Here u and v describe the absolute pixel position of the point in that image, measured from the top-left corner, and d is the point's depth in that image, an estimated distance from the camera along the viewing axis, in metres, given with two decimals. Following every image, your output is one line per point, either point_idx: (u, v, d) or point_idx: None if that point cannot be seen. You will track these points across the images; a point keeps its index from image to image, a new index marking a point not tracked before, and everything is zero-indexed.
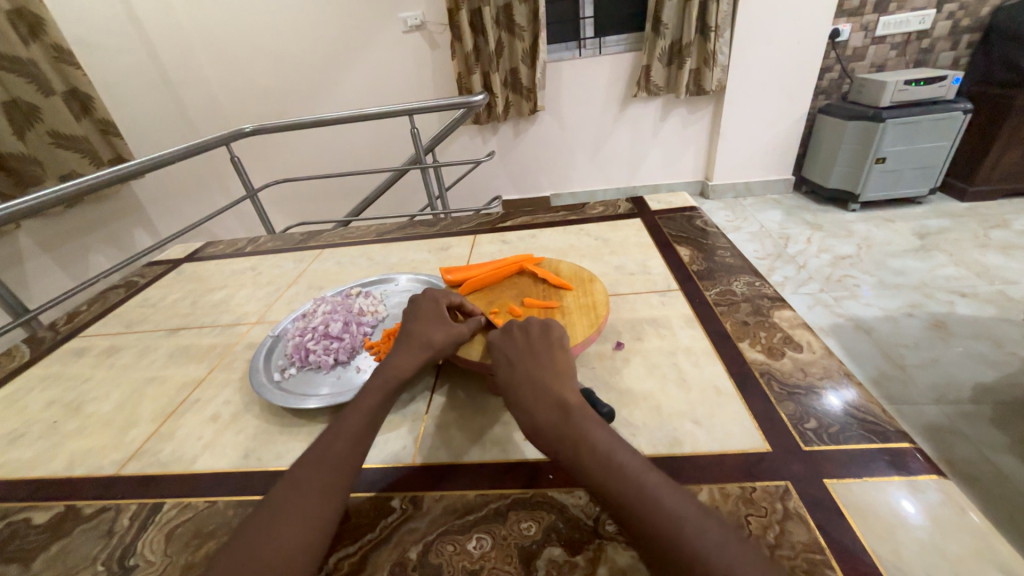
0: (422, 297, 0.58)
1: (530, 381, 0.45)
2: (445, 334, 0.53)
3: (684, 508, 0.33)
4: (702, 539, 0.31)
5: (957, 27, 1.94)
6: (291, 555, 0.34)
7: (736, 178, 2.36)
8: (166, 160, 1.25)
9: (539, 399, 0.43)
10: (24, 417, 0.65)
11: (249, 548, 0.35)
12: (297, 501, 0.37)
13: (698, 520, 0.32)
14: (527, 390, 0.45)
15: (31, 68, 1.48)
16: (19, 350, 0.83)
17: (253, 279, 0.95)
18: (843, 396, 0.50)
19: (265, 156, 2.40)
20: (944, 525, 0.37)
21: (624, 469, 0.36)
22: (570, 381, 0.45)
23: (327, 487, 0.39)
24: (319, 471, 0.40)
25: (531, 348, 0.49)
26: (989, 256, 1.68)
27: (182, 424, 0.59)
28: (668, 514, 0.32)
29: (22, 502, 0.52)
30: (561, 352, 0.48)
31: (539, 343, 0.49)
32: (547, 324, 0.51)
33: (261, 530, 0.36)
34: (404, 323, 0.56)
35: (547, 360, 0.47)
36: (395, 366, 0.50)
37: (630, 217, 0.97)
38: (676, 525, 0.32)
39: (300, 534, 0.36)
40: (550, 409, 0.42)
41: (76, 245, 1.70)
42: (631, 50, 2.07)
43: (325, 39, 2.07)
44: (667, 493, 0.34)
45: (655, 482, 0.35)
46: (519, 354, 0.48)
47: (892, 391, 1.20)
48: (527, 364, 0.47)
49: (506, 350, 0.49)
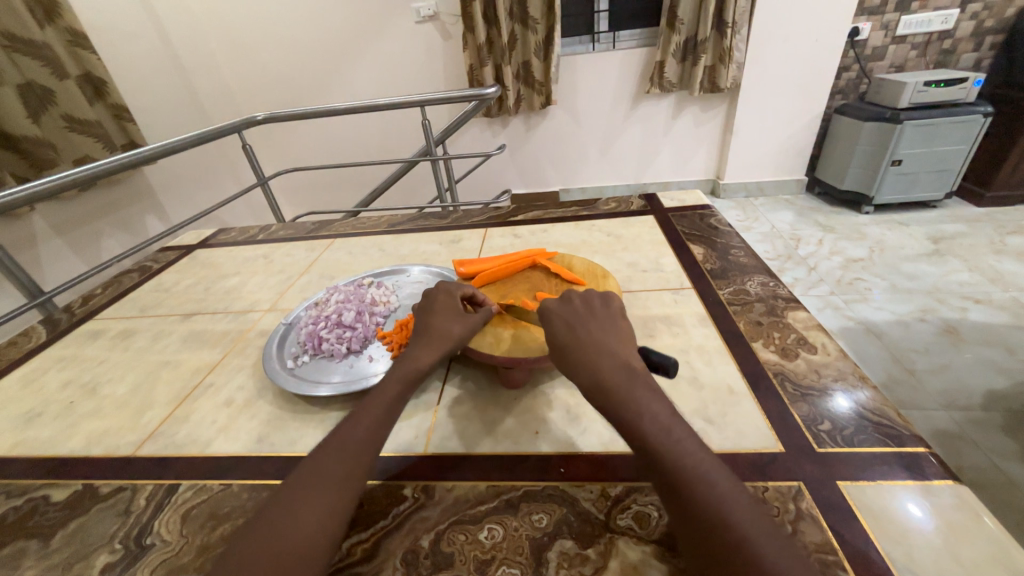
0: (436, 290, 0.58)
1: (593, 344, 0.45)
2: (463, 326, 0.54)
3: (736, 495, 0.33)
4: (746, 523, 0.31)
5: (980, 28, 1.90)
6: (311, 537, 0.35)
7: (747, 177, 2.34)
8: (179, 146, 1.25)
9: (604, 361, 0.43)
10: (41, 397, 0.67)
11: (270, 529, 0.35)
12: (317, 486, 0.38)
13: (746, 505, 0.32)
14: (589, 350, 0.44)
15: (46, 51, 1.48)
16: (35, 331, 0.84)
17: (265, 266, 0.96)
18: (858, 399, 0.50)
19: (275, 145, 2.40)
20: (958, 530, 0.37)
21: (682, 444, 0.36)
22: (634, 351, 0.45)
23: (347, 472, 0.39)
24: (340, 456, 0.40)
25: (595, 316, 0.49)
26: (1004, 263, 1.66)
27: (197, 408, 0.59)
28: (722, 494, 0.33)
29: (40, 480, 0.53)
30: (623, 326, 0.48)
31: (603, 314, 0.49)
32: (609, 299, 0.52)
33: (282, 512, 0.36)
34: (419, 318, 0.56)
35: (611, 329, 0.47)
36: (415, 359, 0.50)
37: (642, 213, 0.97)
38: (723, 507, 0.32)
39: (321, 517, 0.36)
40: (617, 372, 0.42)
41: (89, 229, 1.72)
42: (645, 45, 2.05)
43: (338, 28, 2.06)
44: (718, 474, 0.34)
45: (708, 463, 0.35)
46: (581, 319, 0.49)
47: (900, 396, 1.19)
48: (590, 329, 0.47)
49: (571, 313, 0.49)
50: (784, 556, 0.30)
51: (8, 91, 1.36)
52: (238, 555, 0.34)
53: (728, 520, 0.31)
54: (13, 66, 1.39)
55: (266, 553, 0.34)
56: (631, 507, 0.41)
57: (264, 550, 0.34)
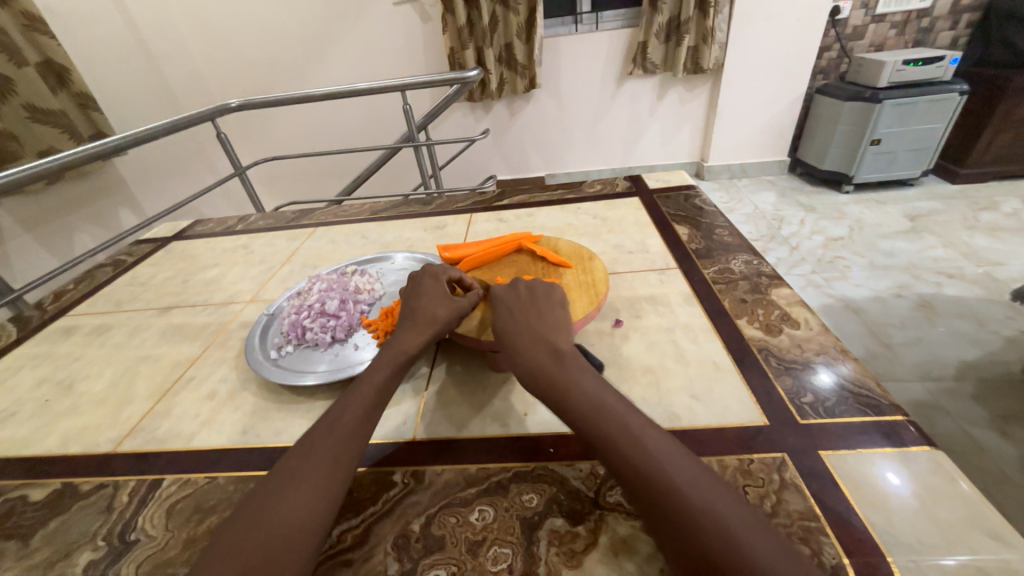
0: (421, 273, 0.57)
1: (527, 332, 0.47)
2: (449, 310, 0.53)
3: (681, 464, 0.34)
4: (691, 488, 0.32)
5: (957, 5, 1.92)
6: (299, 525, 0.34)
7: (731, 159, 2.35)
8: (149, 134, 1.20)
9: (540, 352, 0.44)
10: (15, 396, 0.64)
11: (255, 519, 0.35)
12: (304, 474, 0.37)
13: (693, 473, 0.33)
14: (523, 338, 0.46)
15: (1, 36, 1.40)
16: (6, 329, 0.81)
17: (245, 257, 0.93)
18: (839, 372, 0.51)
19: (253, 133, 2.34)
20: (935, 493, 0.38)
21: (624, 420, 0.37)
22: (568, 338, 0.46)
23: (336, 458, 0.39)
24: (327, 442, 0.40)
25: (528, 302, 0.51)
26: (977, 238, 1.71)
27: (178, 401, 0.58)
28: (663, 464, 0.33)
29: (17, 480, 0.51)
30: (556, 312, 0.49)
31: (545, 305, 0.50)
32: (554, 291, 0.52)
33: (267, 503, 0.36)
34: (405, 304, 0.55)
35: (550, 318, 0.48)
36: (402, 343, 0.50)
37: (627, 195, 0.97)
38: (669, 478, 0.32)
39: (309, 504, 0.36)
40: (550, 360, 0.43)
41: (60, 223, 1.66)
42: (629, 25, 2.02)
43: (313, 9, 1.98)
44: (660, 447, 0.35)
45: (650, 436, 0.36)
46: (515, 307, 0.50)
47: (879, 369, 1.23)
48: (528, 318, 0.48)
49: (510, 305, 0.50)
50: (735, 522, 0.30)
51: None
52: (226, 545, 0.33)
53: (674, 492, 0.32)
54: None
55: (253, 543, 0.33)
56: (619, 483, 0.42)
57: (249, 541, 0.33)
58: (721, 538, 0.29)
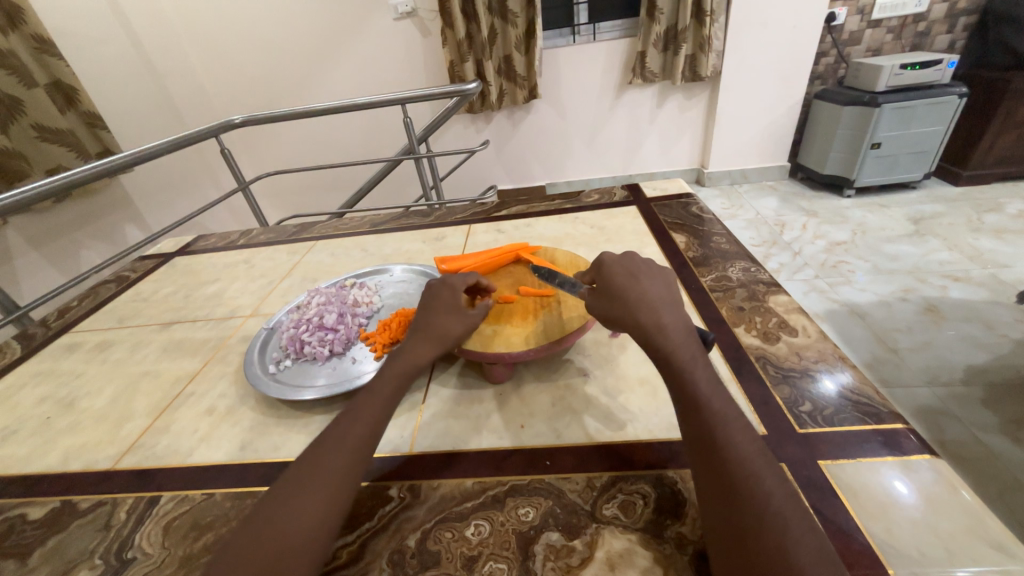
0: (439, 285, 0.55)
1: (651, 298, 0.46)
2: (464, 326, 0.52)
3: (762, 462, 0.35)
4: (771, 485, 0.33)
5: (953, 9, 1.93)
6: (306, 536, 0.35)
7: (731, 165, 2.35)
8: (154, 152, 1.22)
9: (663, 316, 0.44)
10: (17, 414, 0.65)
11: (267, 525, 0.35)
12: (314, 483, 0.38)
13: (771, 473, 0.34)
14: (650, 301, 0.45)
15: (11, 59, 1.43)
16: (10, 347, 0.82)
17: (246, 271, 0.94)
18: (839, 380, 0.50)
19: (256, 147, 2.37)
20: (936, 503, 0.37)
21: (725, 410, 0.38)
22: (682, 312, 0.46)
23: (345, 468, 0.39)
24: (336, 452, 0.40)
25: (650, 270, 0.49)
26: (982, 240, 1.69)
27: (178, 417, 0.58)
28: (748, 459, 0.35)
29: (17, 498, 0.51)
30: (678, 287, 0.48)
31: (657, 276, 0.49)
32: (665, 272, 0.50)
33: (281, 509, 0.36)
34: (419, 313, 0.54)
35: (666, 288, 0.47)
36: (412, 353, 0.49)
37: (625, 204, 0.97)
38: (753, 471, 0.34)
39: (315, 516, 0.36)
40: (674, 323, 0.44)
41: (66, 241, 1.68)
42: (626, 36, 2.04)
43: (315, 26, 2.02)
44: (748, 442, 0.36)
45: (744, 431, 0.37)
46: (640, 273, 0.49)
47: (885, 374, 1.21)
48: (649, 283, 0.47)
49: (625, 269, 0.49)
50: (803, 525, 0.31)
51: None
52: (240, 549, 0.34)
53: (757, 482, 0.33)
54: None
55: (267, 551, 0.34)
56: (617, 496, 0.41)
57: (257, 550, 0.34)
58: (792, 533, 0.31)
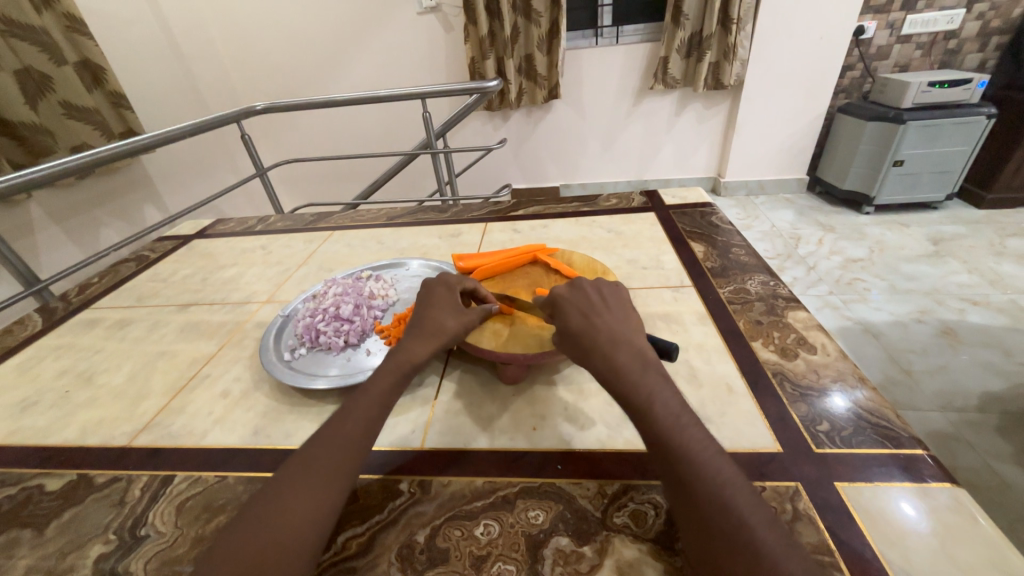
0: (434, 283, 0.56)
1: (607, 335, 0.45)
2: (459, 322, 0.52)
3: (740, 488, 0.34)
4: (752, 514, 0.33)
5: (986, 28, 1.89)
6: (291, 550, 0.34)
7: (748, 176, 2.33)
8: (177, 134, 1.23)
9: (624, 349, 0.44)
10: (37, 385, 0.66)
11: (250, 539, 0.34)
12: (288, 498, 0.36)
13: (752, 500, 0.34)
14: (604, 342, 0.44)
15: (44, 36, 1.46)
16: (31, 319, 0.84)
17: (263, 257, 0.95)
18: (856, 399, 0.49)
19: (275, 134, 2.39)
20: (955, 533, 0.37)
21: (694, 437, 0.38)
22: (641, 339, 0.46)
23: (310, 481, 0.37)
24: (304, 465, 0.39)
25: (604, 301, 0.49)
26: (1004, 265, 1.66)
27: (193, 399, 0.59)
28: (723, 487, 0.34)
29: (34, 469, 0.52)
30: (634, 316, 0.49)
31: (614, 305, 0.49)
32: (618, 292, 0.51)
33: (257, 524, 0.35)
34: (416, 309, 0.54)
35: (622, 318, 0.48)
36: (407, 352, 0.48)
37: (642, 210, 0.96)
38: (732, 499, 0.34)
39: (289, 529, 0.35)
40: (632, 355, 0.43)
41: (86, 218, 1.70)
42: (650, 40, 2.02)
43: (340, 17, 2.03)
44: (724, 468, 0.36)
45: (717, 457, 0.36)
46: (593, 308, 0.48)
47: (898, 396, 1.19)
48: (603, 316, 0.47)
49: (579, 301, 0.49)
50: (790, 553, 0.31)
51: (5, 76, 1.34)
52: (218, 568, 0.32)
53: (734, 511, 0.33)
54: (11, 52, 1.37)
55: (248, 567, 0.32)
56: (629, 505, 0.41)
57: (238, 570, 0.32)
58: (769, 560, 0.30)
